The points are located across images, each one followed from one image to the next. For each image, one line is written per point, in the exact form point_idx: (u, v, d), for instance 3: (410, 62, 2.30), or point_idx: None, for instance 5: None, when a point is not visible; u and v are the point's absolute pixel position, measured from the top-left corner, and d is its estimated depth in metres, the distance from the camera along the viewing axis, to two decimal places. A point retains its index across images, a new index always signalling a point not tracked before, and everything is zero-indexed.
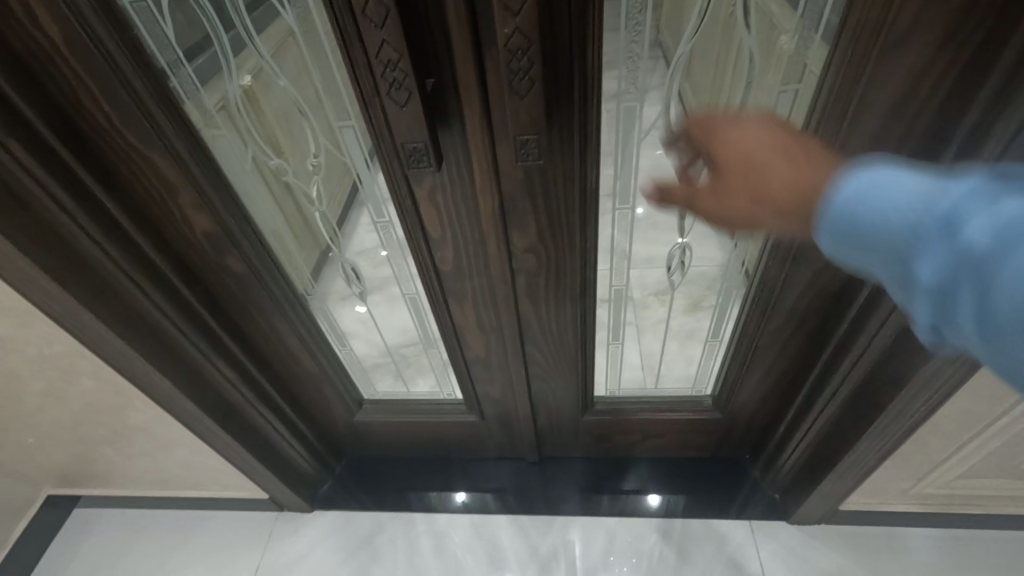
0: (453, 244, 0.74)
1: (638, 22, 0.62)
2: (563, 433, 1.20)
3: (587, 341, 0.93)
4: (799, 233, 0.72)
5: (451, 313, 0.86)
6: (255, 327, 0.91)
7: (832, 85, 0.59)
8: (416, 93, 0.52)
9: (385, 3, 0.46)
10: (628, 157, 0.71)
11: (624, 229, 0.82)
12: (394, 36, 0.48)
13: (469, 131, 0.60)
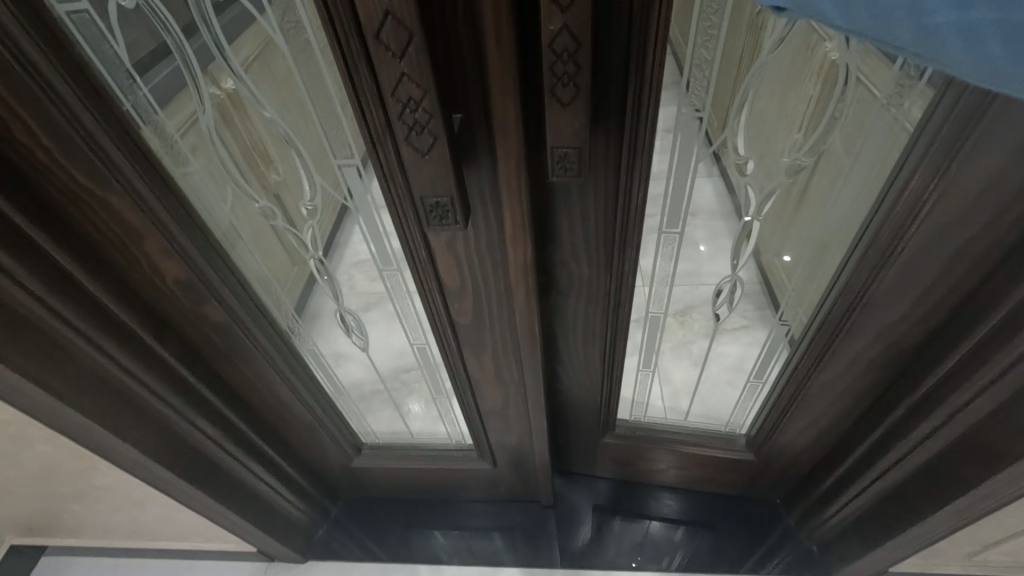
0: (474, 296, 0.62)
1: (708, 40, 0.58)
2: (580, 450, 1.13)
3: (615, 352, 0.89)
4: (873, 284, 0.66)
5: (467, 365, 0.75)
6: (240, 376, 0.80)
7: (937, 132, 0.54)
8: (443, 138, 0.40)
9: (408, 26, 0.34)
10: (683, 173, 0.69)
11: (667, 256, 0.80)
12: (419, 68, 0.36)
13: (502, 180, 0.49)
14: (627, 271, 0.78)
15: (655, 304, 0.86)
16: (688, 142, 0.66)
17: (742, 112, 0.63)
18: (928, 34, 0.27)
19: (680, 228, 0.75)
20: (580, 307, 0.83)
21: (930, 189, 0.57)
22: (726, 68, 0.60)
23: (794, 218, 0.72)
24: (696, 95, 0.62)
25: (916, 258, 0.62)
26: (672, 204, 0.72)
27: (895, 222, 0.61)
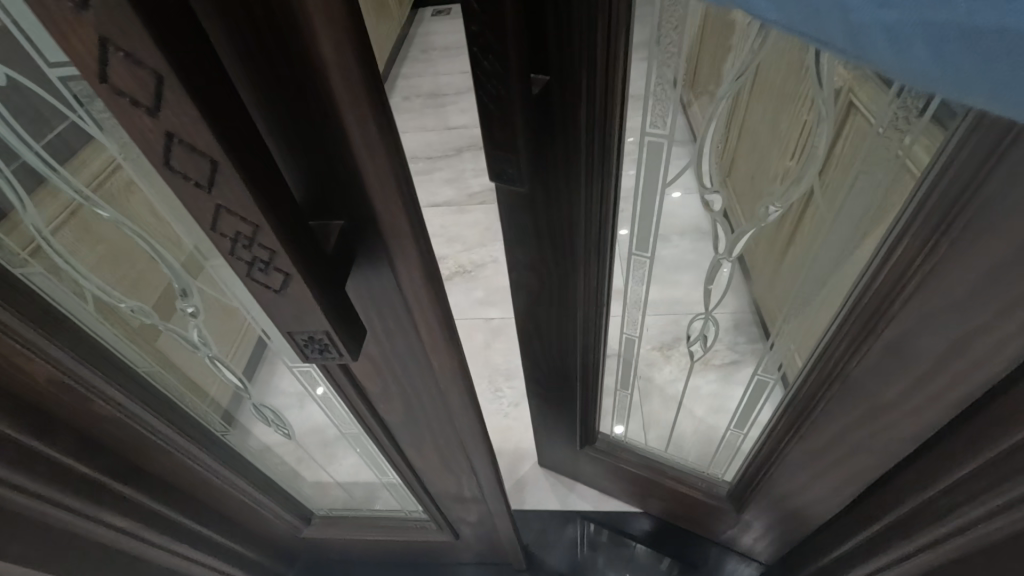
0: (400, 398, 0.53)
1: (670, 52, 0.58)
2: (561, 451, 1.17)
3: (592, 364, 0.94)
4: (864, 349, 0.59)
5: (407, 457, 0.66)
6: (156, 462, 0.70)
7: (940, 194, 0.46)
8: (302, 273, 0.29)
9: (207, 153, 0.22)
10: (652, 193, 0.71)
11: (639, 281, 0.84)
12: (240, 202, 0.24)
13: (405, 281, 0.39)
14: (605, 293, 0.84)
15: (629, 323, 0.91)
16: (653, 160, 0.68)
17: (708, 140, 0.63)
18: (856, 34, 0.25)
19: (650, 255, 0.79)
20: (555, 326, 0.88)
21: (932, 257, 0.49)
22: (686, 92, 0.61)
23: (773, 258, 0.71)
24: (659, 115, 0.63)
25: (909, 330, 0.54)
26: (640, 227, 0.76)
27: (890, 288, 0.54)
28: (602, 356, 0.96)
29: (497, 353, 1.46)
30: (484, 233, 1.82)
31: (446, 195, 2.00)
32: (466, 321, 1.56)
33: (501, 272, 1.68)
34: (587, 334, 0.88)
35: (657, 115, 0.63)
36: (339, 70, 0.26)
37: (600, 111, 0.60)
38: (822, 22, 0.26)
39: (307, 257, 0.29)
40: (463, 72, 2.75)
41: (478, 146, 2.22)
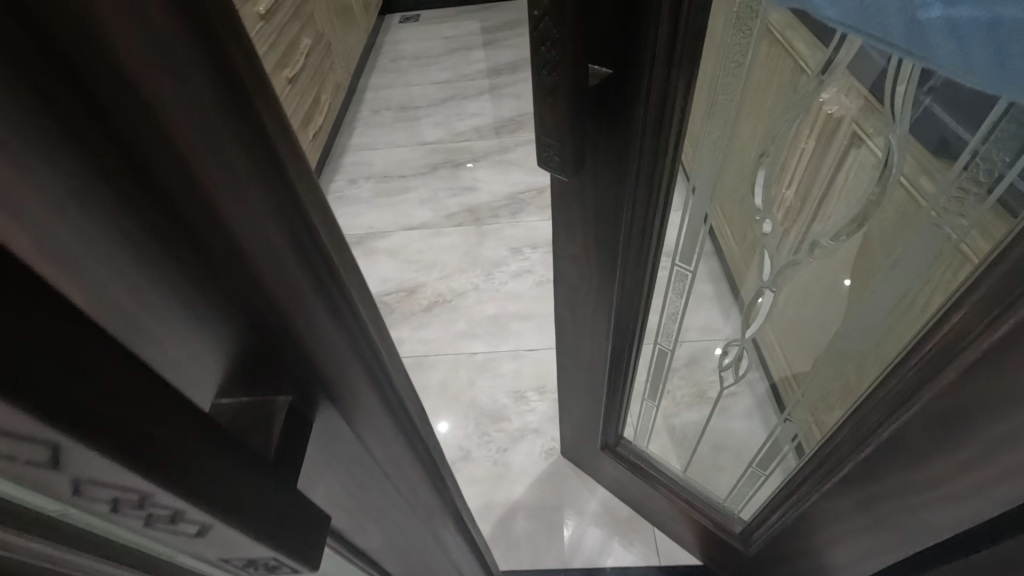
0: (388, 520, 0.45)
1: (734, 64, 0.56)
2: (582, 452, 1.17)
3: (614, 380, 0.90)
4: (896, 417, 0.56)
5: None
6: None
7: (1008, 268, 0.41)
8: (224, 510, 0.21)
9: (45, 438, 0.16)
10: (700, 218, 0.70)
11: (677, 293, 0.82)
12: (109, 469, 0.17)
13: (354, 412, 0.35)
14: (629, 319, 0.78)
15: (664, 334, 0.89)
16: (707, 177, 0.66)
17: (764, 160, 0.64)
18: (924, 32, 0.30)
19: (692, 270, 0.77)
20: (586, 334, 0.85)
21: (983, 338, 0.44)
22: (740, 117, 0.61)
23: (816, 284, 0.73)
24: (720, 128, 0.61)
25: (945, 411, 0.50)
26: (684, 247, 0.74)
27: (933, 364, 0.50)
28: (634, 366, 0.92)
29: (483, 393, 1.37)
30: (464, 258, 1.73)
31: (421, 217, 1.90)
32: (449, 356, 1.46)
33: (483, 301, 1.59)
34: (616, 356, 0.85)
35: (720, 132, 0.62)
36: (250, 239, 0.23)
37: (657, 122, 0.52)
38: (897, 25, 0.31)
39: (221, 454, 0.22)
40: (434, 84, 2.65)
41: (453, 163, 2.13)
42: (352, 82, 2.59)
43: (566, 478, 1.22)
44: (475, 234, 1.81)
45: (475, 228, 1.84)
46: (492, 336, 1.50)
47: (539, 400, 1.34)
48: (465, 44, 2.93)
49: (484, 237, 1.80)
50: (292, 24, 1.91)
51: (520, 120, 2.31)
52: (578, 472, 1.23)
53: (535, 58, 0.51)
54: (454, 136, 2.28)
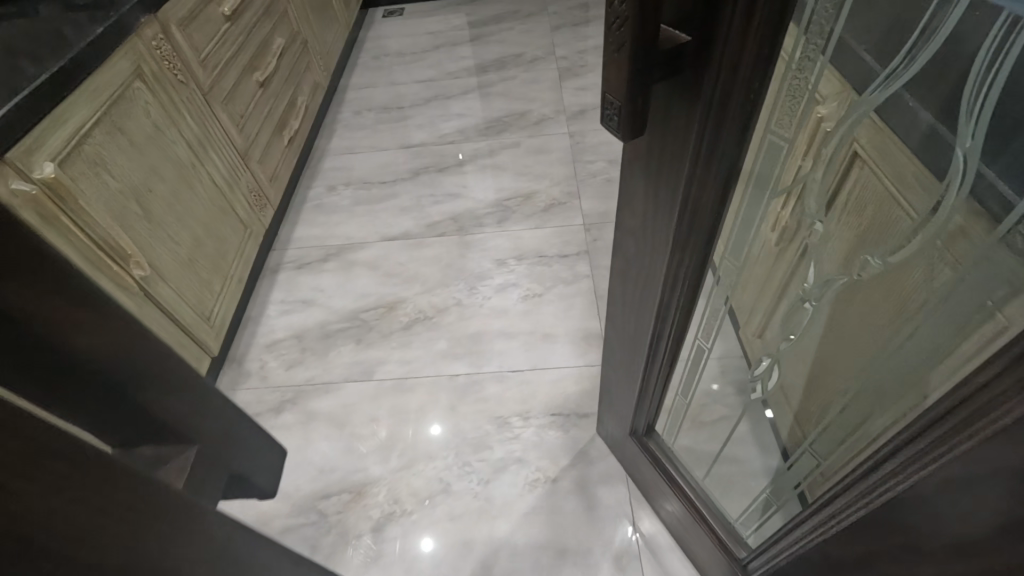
0: None
1: (812, 51, 0.50)
2: (614, 433, 1.17)
3: (648, 367, 0.89)
4: (906, 477, 0.50)
5: None
6: None
7: None
8: None
9: None
10: (751, 223, 0.65)
11: (718, 296, 0.76)
12: None
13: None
14: (660, 312, 0.77)
15: (701, 337, 0.84)
16: (763, 183, 0.61)
17: (825, 167, 0.59)
18: None
19: (737, 270, 0.71)
20: (632, 310, 0.84)
21: (1001, 412, 0.39)
22: (811, 117, 0.54)
23: (858, 308, 0.68)
24: (786, 122, 0.54)
25: (956, 481, 0.45)
26: (735, 245, 0.68)
27: (949, 427, 0.45)
28: (669, 366, 0.89)
29: (464, 419, 1.30)
30: (446, 271, 1.65)
31: (403, 226, 1.82)
32: (429, 378, 1.39)
33: (466, 317, 1.52)
34: (654, 342, 0.83)
35: (785, 126, 0.54)
36: None
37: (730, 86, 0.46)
38: None
39: None
40: (418, 82, 2.55)
41: (437, 168, 2.04)
42: (332, 81, 2.49)
43: (551, 511, 1.16)
44: (459, 245, 1.73)
45: (458, 238, 1.76)
46: (474, 357, 1.42)
47: (523, 427, 1.28)
48: (450, 40, 2.83)
49: (468, 248, 1.72)
50: (262, 23, 1.81)
51: (507, 121, 2.22)
52: (564, 503, 1.16)
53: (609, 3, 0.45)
54: (437, 138, 2.18)
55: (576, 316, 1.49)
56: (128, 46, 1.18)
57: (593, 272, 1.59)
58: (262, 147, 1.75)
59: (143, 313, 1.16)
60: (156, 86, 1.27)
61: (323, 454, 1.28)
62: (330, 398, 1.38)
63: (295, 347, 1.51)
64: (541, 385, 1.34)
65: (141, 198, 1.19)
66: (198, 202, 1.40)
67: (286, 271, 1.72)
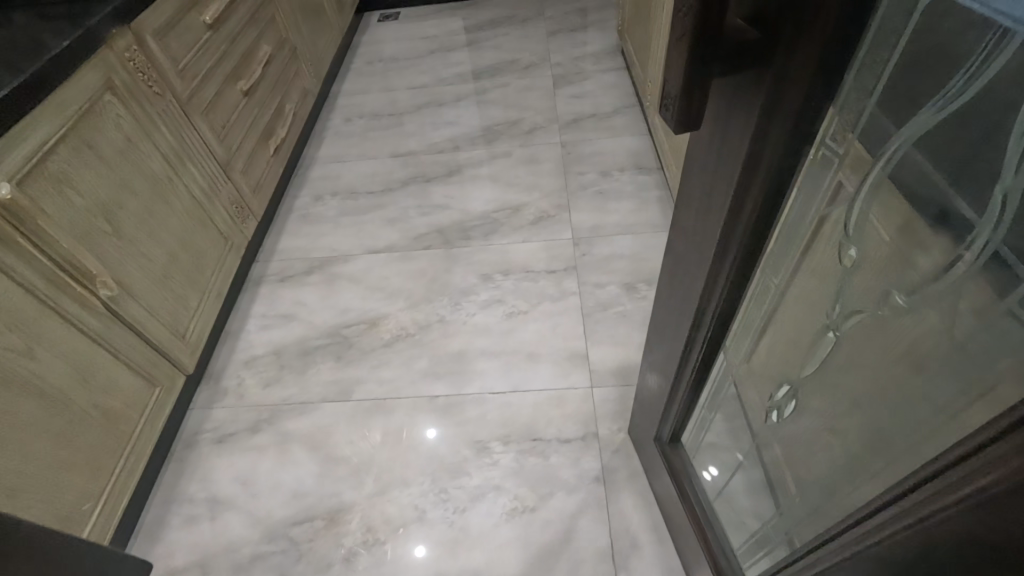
0: None
1: (879, 60, 0.41)
2: (641, 435, 1.14)
3: (676, 376, 0.85)
4: (887, 532, 0.46)
5: None
6: None
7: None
8: None
9: None
10: (792, 236, 0.58)
11: (755, 309, 0.69)
12: None
13: None
14: (692, 322, 0.71)
15: (734, 350, 0.77)
16: (806, 197, 0.53)
17: (865, 189, 0.49)
18: None
19: (772, 283, 0.64)
20: (670, 314, 0.79)
21: (983, 481, 0.35)
22: (864, 127, 0.46)
23: (862, 359, 0.57)
24: (843, 128, 0.46)
25: (941, 542, 0.40)
26: (777, 257, 0.60)
27: (939, 483, 0.40)
28: (692, 380, 0.84)
29: (442, 442, 1.27)
30: (431, 286, 1.62)
31: (389, 238, 1.79)
32: (409, 399, 1.36)
33: (449, 335, 1.48)
34: (685, 352, 0.78)
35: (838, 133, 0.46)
36: None
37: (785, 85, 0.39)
38: None
39: None
40: (410, 88, 2.52)
41: (425, 178, 2.00)
42: (323, 88, 2.46)
43: (529, 543, 1.12)
44: (444, 258, 1.69)
45: (444, 251, 1.72)
46: (456, 377, 1.39)
47: (503, 452, 1.24)
48: (444, 45, 2.80)
49: (454, 261, 1.68)
50: (247, 30, 1.78)
51: (498, 129, 2.18)
52: (542, 534, 1.13)
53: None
54: (427, 146, 2.15)
55: (562, 334, 1.45)
56: (97, 58, 1.15)
57: (580, 288, 1.55)
58: (244, 157, 1.71)
59: (28, 465, 0.95)
60: (128, 98, 1.23)
61: (297, 477, 1.25)
62: (307, 418, 1.35)
63: (274, 364, 1.48)
64: (523, 408, 1.30)
65: (111, 216, 1.16)
66: (172, 215, 1.35)
67: (269, 283, 1.69)
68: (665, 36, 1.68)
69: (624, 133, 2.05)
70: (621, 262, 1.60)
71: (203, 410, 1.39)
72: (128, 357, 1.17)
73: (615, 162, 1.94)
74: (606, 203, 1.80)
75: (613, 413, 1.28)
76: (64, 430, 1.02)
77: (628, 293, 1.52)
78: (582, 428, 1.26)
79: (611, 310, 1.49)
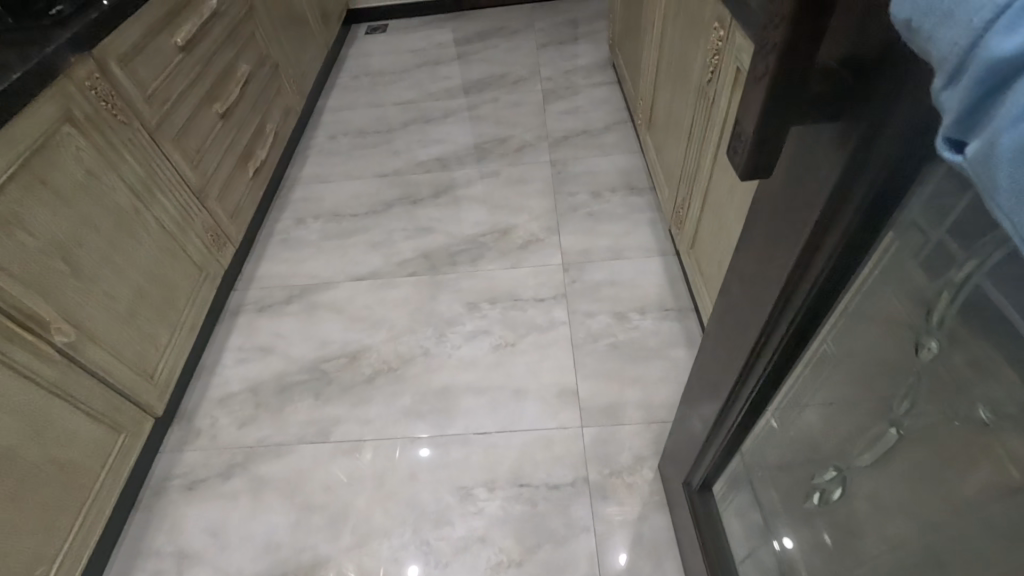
0: None
1: None
2: (672, 475, 1.07)
3: (716, 422, 0.78)
4: None
5: None
6: None
7: None
8: None
9: None
10: (858, 314, 0.49)
11: (808, 381, 0.60)
12: None
13: None
14: (737, 371, 0.65)
15: (783, 413, 0.69)
16: (883, 277, 0.44)
17: (949, 284, 0.40)
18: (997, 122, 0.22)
19: (827, 357, 0.56)
20: (714, 357, 0.72)
21: None
22: (953, 218, 0.36)
23: (929, 469, 0.48)
24: (930, 214, 0.37)
25: None
26: (837, 331, 0.52)
27: None
28: (732, 432, 0.76)
29: (424, 490, 1.20)
30: (414, 316, 1.55)
31: (372, 265, 1.72)
32: (390, 441, 1.29)
33: (433, 369, 1.42)
34: (728, 402, 0.72)
35: (927, 218, 0.38)
36: None
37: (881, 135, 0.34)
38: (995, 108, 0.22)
39: None
40: (397, 103, 2.45)
41: (412, 200, 1.94)
42: (307, 105, 2.40)
43: None
44: (429, 286, 1.63)
45: (430, 278, 1.65)
46: (439, 416, 1.32)
47: (488, 500, 1.17)
48: (432, 58, 2.73)
49: (439, 289, 1.62)
50: (225, 49, 1.71)
51: (486, 147, 2.12)
52: None
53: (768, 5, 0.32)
54: (413, 166, 2.09)
55: (550, 369, 1.38)
56: (54, 89, 1.08)
57: (570, 317, 1.49)
58: (221, 182, 1.64)
59: None
60: (92, 130, 1.17)
61: (269, 529, 1.18)
62: (281, 462, 1.28)
63: (249, 402, 1.41)
64: (508, 451, 1.24)
65: (68, 255, 1.09)
66: (141, 250, 1.29)
67: (247, 313, 1.62)
68: (656, 54, 1.62)
69: (616, 151, 2.00)
70: (613, 290, 1.54)
71: (173, 454, 1.32)
72: (89, 405, 1.10)
73: (606, 182, 1.88)
74: (597, 225, 1.74)
75: (605, 456, 1.21)
76: (14, 489, 0.96)
77: (620, 323, 1.46)
78: (571, 473, 1.19)
79: (602, 342, 1.42)
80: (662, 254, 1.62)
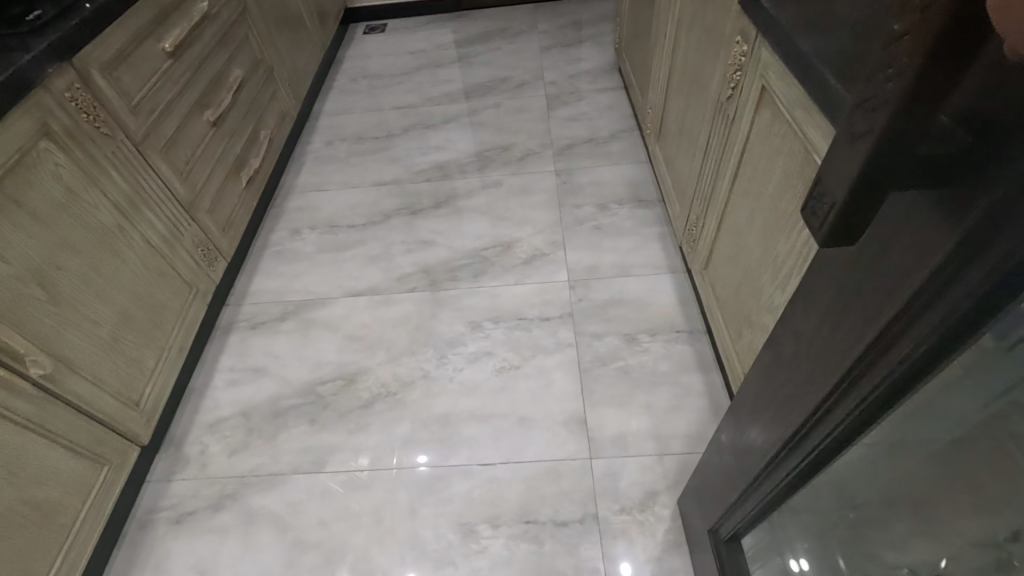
0: None
1: None
2: (694, 518, 1.00)
3: (752, 479, 0.71)
4: None
5: None
6: None
7: None
8: None
9: None
10: (952, 404, 0.42)
11: (874, 457, 0.53)
12: None
13: None
14: (781, 432, 0.59)
15: (836, 484, 0.62)
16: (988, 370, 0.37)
17: None
18: None
19: (905, 440, 0.48)
20: (754, 412, 0.65)
21: None
22: None
23: None
24: None
25: None
26: (918, 416, 0.45)
27: None
28: (769, 494, 0.70)
29: (424, 527, 1.14)
30: (414, 336, 1.49)
31: (371, 280, 1.65)
32: (389, 472, 1.23)
33: (433, 394, 1.36)
34: (768, 463, 0.65)
35: None
36: None
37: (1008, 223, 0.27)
38: None
39: None
40: (396, 108, 2.38)
41: (412, 210, 1.87)
42: (302, 109, 2.32)
43: None
44: (429, 303, 1.56)
45: (430, 294, 1.59)
46: (440, 444, 1.26)
47: (491, 538, 1.12)
48: (432, 60, 2.66)
49: (440, 306, 1.55)
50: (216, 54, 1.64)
51: (488, 155, 2.05)
52: None
53: (876, 55, 0.28)
54: (413, 174, 2.02)
55: (556, 395, 1.32)
56: (31, 102, 1.01)
57: (576, 338, 1.43)
58: (212, 194, 1.58)
59: None
60: (71, 146, 1.10)
61: (261, 568, 1.12)
62: (274, 494, 1.22)
63: (241, 428, 1.34)
64: (512, 485, 1.18)
65: (45, 281, 1.02)
66: (125, 270, 1.22)
67: (239, 331, 1.56)
68: (667, 62, 1.55)
69: (622, 161, 1.93)
70: (621, 309, 1.48)
71: (160, 483, 1.26)
72: (69, 438, 1.04)
73: (613, 193, 1.81)
74: (604, 240, 1.67)
75: (614, 491, 1.15)
76: None
77: (629, 345, 1.40)
78: (579, 509, 1.13)
79: (611, 365, 1.36)
80: (673, 272, 1.55)
